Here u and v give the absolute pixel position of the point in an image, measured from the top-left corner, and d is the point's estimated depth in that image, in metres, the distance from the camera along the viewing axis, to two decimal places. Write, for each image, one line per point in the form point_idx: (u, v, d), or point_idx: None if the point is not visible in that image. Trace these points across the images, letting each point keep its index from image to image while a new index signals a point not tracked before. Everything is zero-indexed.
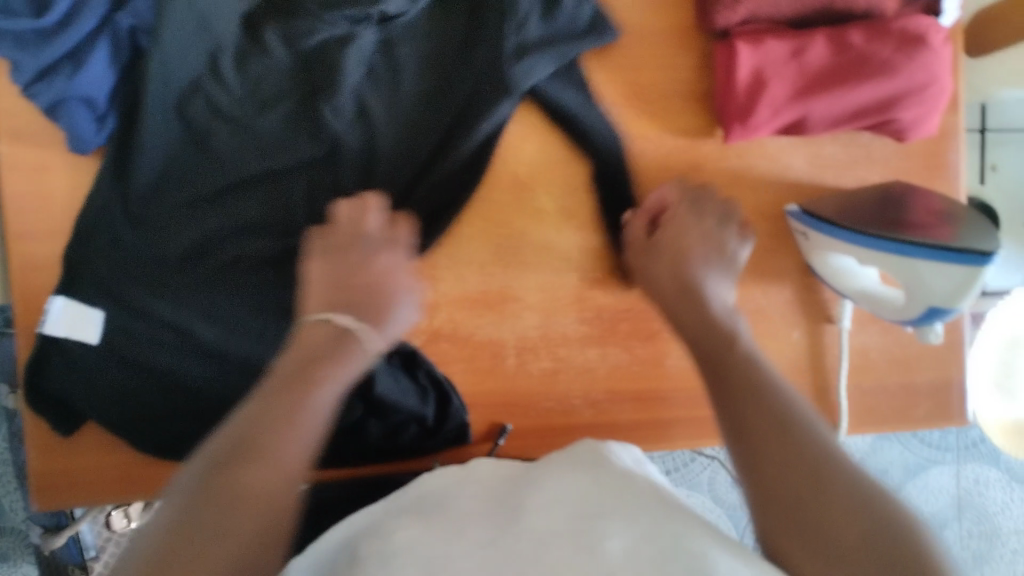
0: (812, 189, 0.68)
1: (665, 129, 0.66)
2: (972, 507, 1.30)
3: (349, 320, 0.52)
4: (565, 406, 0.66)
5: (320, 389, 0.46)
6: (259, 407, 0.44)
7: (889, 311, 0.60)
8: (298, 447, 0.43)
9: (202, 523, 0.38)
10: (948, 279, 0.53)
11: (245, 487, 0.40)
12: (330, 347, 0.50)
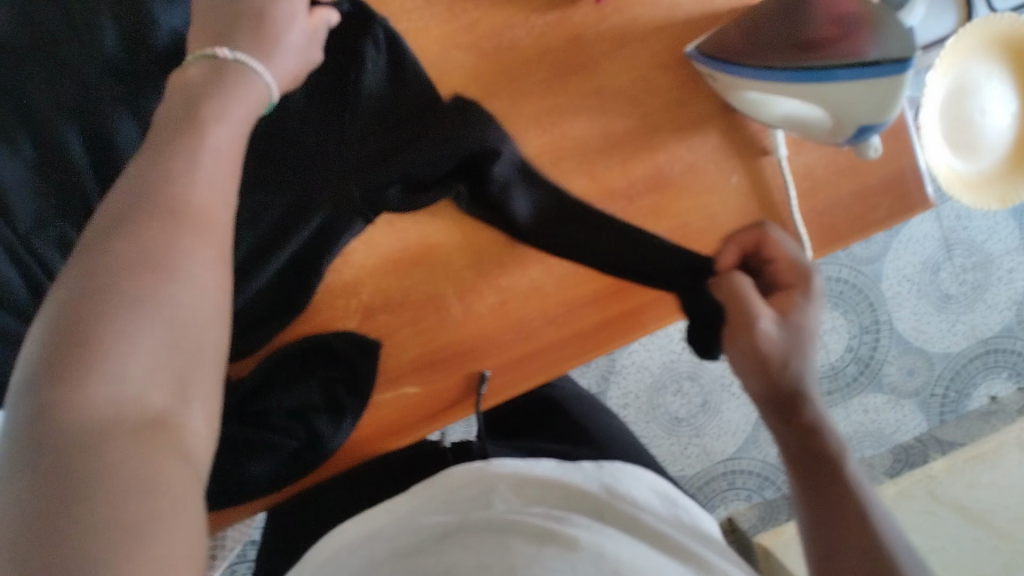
0: (708, 19, 0.61)
1: (532, 9, 0.59)
2: (963, 242, 1.31)
3: (229, 53, 0.46)
4: (528, 332, 0.61)
5: (221, 122, 0.42)
6: (151, 158, 0.40)
7: (822, 136, 0.56)
8: (206, 219, 0.39)
9: (107, 291, 0.33)
10: (872, 98, 0.50)
11: (138, 253, 0.35)
12: (180, 127, 0.42)
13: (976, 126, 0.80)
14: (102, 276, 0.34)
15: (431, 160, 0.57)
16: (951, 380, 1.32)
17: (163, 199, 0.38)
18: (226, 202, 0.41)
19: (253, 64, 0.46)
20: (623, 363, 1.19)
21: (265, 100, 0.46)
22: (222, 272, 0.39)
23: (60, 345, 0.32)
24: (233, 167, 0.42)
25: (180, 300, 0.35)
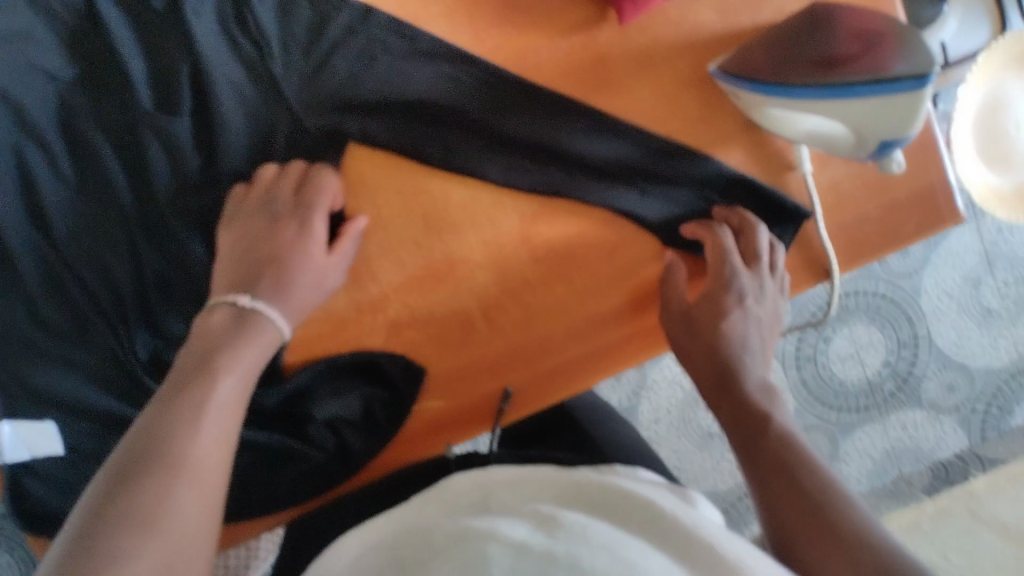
0: (732, 37, 0.61)
1: (555, 31, 0.60)
2: (1004, 256, 1.29)
3: (249, 301, 0.51)
4: (553, 348, 0.62)
5: (228, 375, 0.47)
6: (150, 421, 0.44)
7: (847, 152, 0.56)
8: (208, 474, 0.43)
9: (95, 542, 0.37)
10: (894, 115, 0.51)
11: (139, 510, 0.39)
12: (222, 354, 0.48)
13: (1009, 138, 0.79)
14: (106, 507, 0.39)
15: (523, 165, 0.61)
16: (992, 398, 1.29)
17: (162, 455, 0.42)
18: (222, 448, 0.45)
19: (267, 311, 0.51)
20: (653, 377, 1.19)
21: (278, 336, 0.52)
22: (213, 505, 0.43)
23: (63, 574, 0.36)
24: (238, 412, 0.47)
25: (163, 545, 0.39)
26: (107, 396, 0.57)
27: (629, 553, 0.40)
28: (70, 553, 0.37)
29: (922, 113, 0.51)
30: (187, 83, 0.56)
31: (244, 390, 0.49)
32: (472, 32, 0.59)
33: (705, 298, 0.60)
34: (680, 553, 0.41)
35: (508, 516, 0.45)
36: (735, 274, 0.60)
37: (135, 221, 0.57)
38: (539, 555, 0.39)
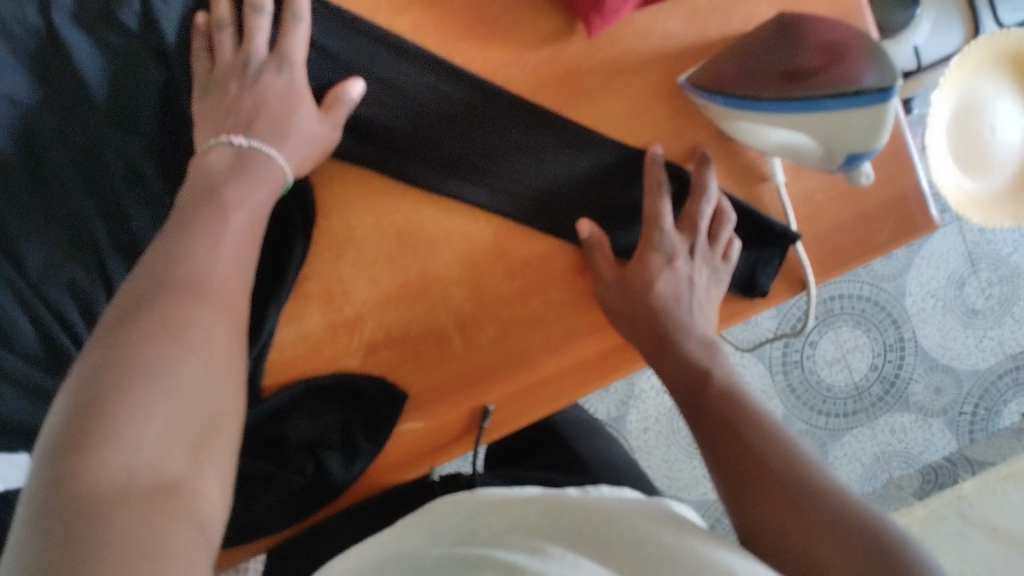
0: (701, 49, 0.61)
1: (524, 46, 0.60)
2: (987, 255, 1.29)
3: (245, 138, 0.53)
4: (531, 364, 0.62)
5: (238, 209, 0.49)
6: (166, 246, 0.45)
7: (818, 161, 0.56)
8: (222, 296, 0.44)
9: (124, 362, 0.37)
10: (863, 125, 0.51)
11: (162, 329, 0.40)
12: (229, 174, 0.51)
13: (986, 143, 0.80)
14: (126, 325, 0.40)
15: (502, 189, 0.60)
16: (979, 398, 1.29)
17: (178, 279, 0.43)
18: (236, 274, 0.46)
19: (266, 148, 0.53)
20: (641, 387, 1.19)
21: (283, 173, 0.53)
22: (235, 342, 0.44)
23: (91, 399, 0.36)
24: (249, 247, 0.49)
25: (190, 367, 0.39)
26: None
27: (613, 572, 0.40)
28: (94, 377, 0.37)
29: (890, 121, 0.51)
30: (156, 104, 0.56)
31: (253, 227, 0.50)
32: (440, 49, 0.59)
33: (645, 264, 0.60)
34: (670, 569, 0.41)
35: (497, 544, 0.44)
36: (664, 232, 0.60)
37: (105, 243, 0.56)
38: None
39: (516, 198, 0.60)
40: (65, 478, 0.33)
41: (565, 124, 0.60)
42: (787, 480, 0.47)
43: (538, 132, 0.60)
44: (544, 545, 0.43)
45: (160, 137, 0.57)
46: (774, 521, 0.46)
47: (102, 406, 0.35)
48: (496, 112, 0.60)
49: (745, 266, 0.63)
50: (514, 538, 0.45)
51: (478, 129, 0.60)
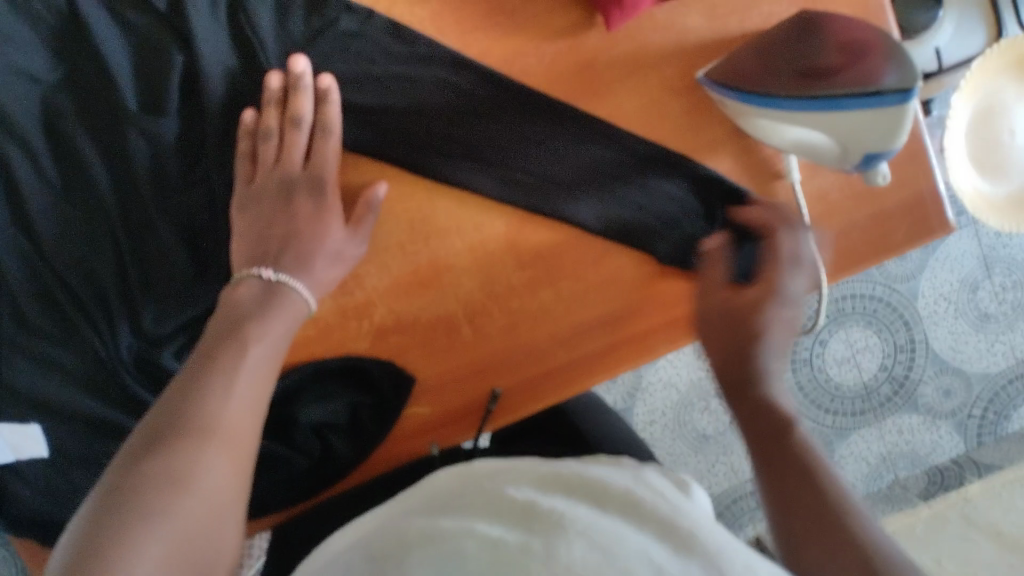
0: (721, 45, 0.61)
1: (542, 38, 0.59)
2: (1002, 260, 1.28)
3: (274, 272, 0.54)
4: (539, 354, 0.62)
5: (259, 342, 0.51)
6: (186, 383, 0.47)
7: (830, 159, 0.56)
8: (242, 434, 0.47)
9: (119, 512, 0.40)
10: (881, 126, 0.51)
11: (164, 478, 0.42)
12: (257, 305, 0.53)
13: (1004, 148, 0.79)
14: (129, 472, 0.42)
15: (512, 177, 0.60)
16: (989, 402, 1.29)
17: (195, 424, 0.45)
18: (252, 416, 0.48)
19: (294, 281, 0.54)
20: (649, 380, 1.19)
21: (305, 309, 0.54)
22: (239, 481, 0.46)
23: (88, 547, 0.38)
24: (269, 377, 0.51)
25: (188, 507, 0.42)
26: (92, 398, 0.57)
27: (612, 539, 0.43)
28: (93, 523, 0.39)
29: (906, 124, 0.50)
30: (176, 83, 0.55)
31: (275, 360, 0.52)
32: (457, 38, 0.59)
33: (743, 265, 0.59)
34: (665, 534, 0.44)
35: (484, 515, 0.47)
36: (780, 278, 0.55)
37: (119, 221, 0.56)
38: (514, 561, 0.41)
39: (527, 189, 0.61)
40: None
41: (578, 117, 0.60)
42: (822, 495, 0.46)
43: (551, 122, 0.60)
44: (547, 502, 0.47)
45: (180, 115, 0.56)
46: (793, 520, 0.46)
47: (91, 560, 0.38)
48: (510, 103, 0.60)
49: None
50: (514, 495, 0.48)
51: (490, 116, 0.60)
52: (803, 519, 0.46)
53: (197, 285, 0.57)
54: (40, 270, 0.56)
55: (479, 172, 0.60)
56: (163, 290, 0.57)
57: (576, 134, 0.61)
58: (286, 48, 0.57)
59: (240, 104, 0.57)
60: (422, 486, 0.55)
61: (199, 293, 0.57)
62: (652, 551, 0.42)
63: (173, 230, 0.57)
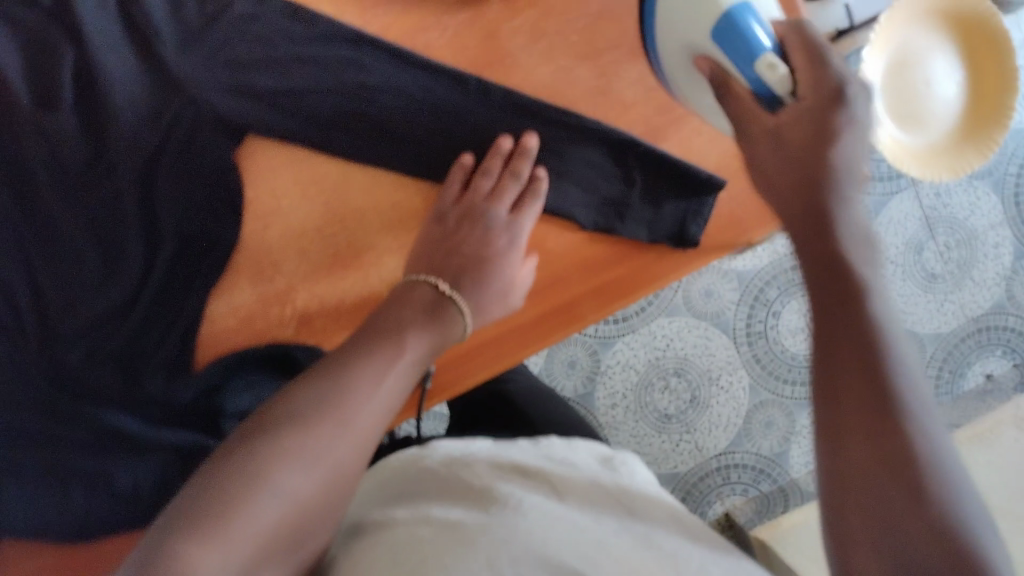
0: (623, 9, 0.61)
1: (444, 9, 0.59)
2: (943, 220, 1.30)
3: (448, 286, 0.55)
4: (467, 331, 0.62)
5: (412, 347, 0.50)
6: (336, 372, 0.47)
7: (729, 95, 0.48)
8: (368, 438, 0.46)
9: (267, 445, 0.42)
10: (740, 22, 0.47)
11: (298, 449, 0.43)
12: (422, 313, 0.52)
13: (922, 100, 0.80)
14: (261, 438, 0.43)
15: (420, 156, 0.59)
16: (943, 361, 1.30)
17: (337, 410, 0.45)
18: (387, 413, 0.48)
19: (462, 300, 0.55)
20: (608, 363, 1.20)
21: (461, 326, 0.54)
22: (360, 472, 0.45)
23: (215, 488, 0.40)
24: (409, 384, 0.50)
25: (304, 483, 0.42)
26: (8, 405, 0.56)
27: (563, 529, 0.44)
28: (221, 471, 0.41)
29: (756, 13, 0.48)
30: (70, 78, 0.55)
31: (426, 368, 0.52)
32: (358, 16, 0.59)
33: (770, 126, 0.45)
34: (623, 524, 0.46)
35: (451, 497, 0.49)
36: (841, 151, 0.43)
37: (24, 224, 0.55)
38: (468, 536, 0.43)
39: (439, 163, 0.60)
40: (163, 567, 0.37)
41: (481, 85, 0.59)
42: (878, 402, 0.34)
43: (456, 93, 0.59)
44: (501, 485, 0.49)
45: (77, 111, 0.55)
46: (839, 492, 0.34)
47: (223, 482, 0.41)
48: (413, 77, 0.59)
49: (673, 217, 0.62)
50: (467, 478, 0.50)
51: (395, 95, 0.59)
52: (861, 477, 0.34)
53: (110, 285, 0.56)
54: None
55: (387, 149, 0.59)
56: (77, 293, 0.56)
57: (485, 106, 0.60)
58: (179, 37, 0.56)
59: (140, 95, 0.56)
60: (380, 476, 0.57)
61: (112, 292, 0.56)
62: (607, 537, 0.44)
63: (80, 231, 0.56)
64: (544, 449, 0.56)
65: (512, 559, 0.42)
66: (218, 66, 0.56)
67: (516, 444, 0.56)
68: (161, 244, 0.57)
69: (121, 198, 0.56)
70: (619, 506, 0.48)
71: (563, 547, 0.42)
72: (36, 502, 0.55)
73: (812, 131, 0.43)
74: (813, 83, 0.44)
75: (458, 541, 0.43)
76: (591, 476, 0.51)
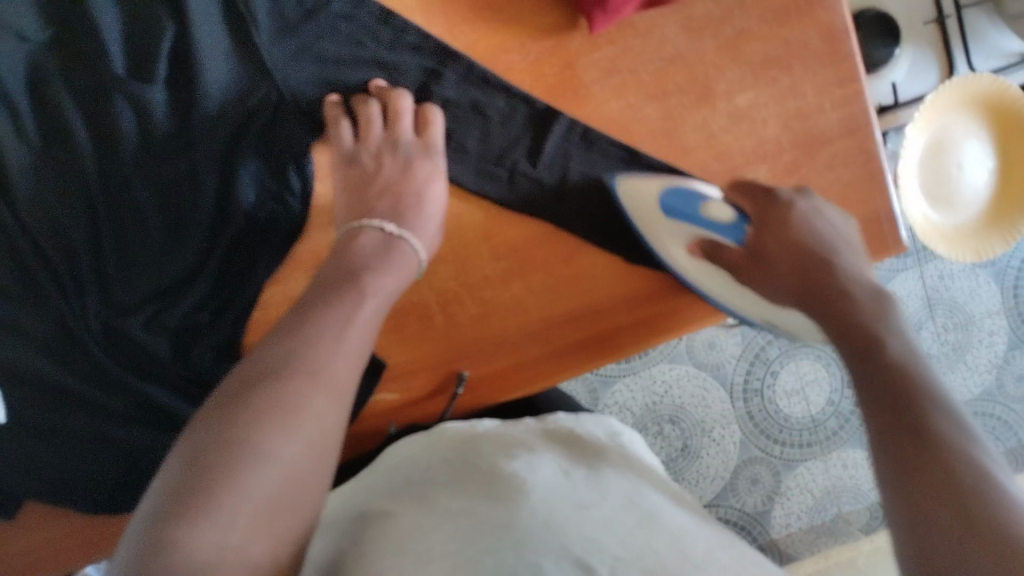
0: (697, 56, 0.63)
1: (527, 35, 0.61)
2: (944, 302, 1.33)
3: (396, 227, 0.55)
4: (509, 349, 0.63)
5: (372, 295, 0.50)
6: (298, 329, 0.46)
7: (727, 256, 0.57)
8: (340, 385, 0.45)
9: (240, 412, 0.41)
10: (673, 199, 0.59)
11: (276, 412, 0.41)
12: (379, 255, 0.53)
13: (954, 181, 0.84)
14: (244, 398, 0.41)
15: (485, 176, 0.62)
16: None
17: (304, 365, 0.44)
18: (357, 365, 0.47)
19: (410, 238, 0.55)
20: (605, 403, 1.20)
21: (417, 261, 0.55)
22: (342, 426, 0.45)
23: (206, 462, 0.38)
24: (371, 334, 0.49)
25: (292, 447, 0.41)
26: (60, 369, 0.56)
27: (574, 511, 0.45)
28: (211, 439, 0.40)
29: (694, 187, 0.59)
30: (166, 53, 0.56)
31: (384, 313, 0.51)
32: (444, 30, 0.60)
33: (757, 270, 0.55)
34: (628, 508, 0.46)
35: (467, 478, 0.50)
36: (799, 214, 0.54)
37: (96, 187, 0.56)
38: (477, 522, 0.44)
39: (501, 184, 0.62)
40: (164, 551, 0.35)
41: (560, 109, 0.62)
42: (926, 437, 0.37)
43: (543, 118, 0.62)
44: (508, 466, 0.50)
45: (166, 86, 0.57)
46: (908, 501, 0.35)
47: (206, 457, 0.39)
48: (490, 98, 0.62)
49: None
50: (476, 463, 0.51)
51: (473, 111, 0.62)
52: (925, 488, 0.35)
53: (173, 256, 0.57)
54: (10, 234, 0.55)
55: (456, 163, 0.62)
56: (139, 261, 0.57)
57: (552, 133, 0.62)
58: (274, 26, 0.58)
59: (233, 76, 0.57)
60: (382, 466, 0.57)
61: (176, 263, 0.57)
62: (613, 518, 0.45)
63: (150, 195, 0.57)
64: (548, 427, 0.57)
65: (518, 543, 0.42)
66: (309, 61, 0.59)
67: (520, 423, 0.58)
68: (228, 225, 0.57)
69: (198, 174, 0.57)
70: (626, 491, 0.49)
71: (567, 528, 0.43)
72: (70, 458, 0.57)
73: (771, 230, 0.54)
74: (750, 204, 0.57)
75: (476, 526, 0.44)
76: (597, 460, 0.53)
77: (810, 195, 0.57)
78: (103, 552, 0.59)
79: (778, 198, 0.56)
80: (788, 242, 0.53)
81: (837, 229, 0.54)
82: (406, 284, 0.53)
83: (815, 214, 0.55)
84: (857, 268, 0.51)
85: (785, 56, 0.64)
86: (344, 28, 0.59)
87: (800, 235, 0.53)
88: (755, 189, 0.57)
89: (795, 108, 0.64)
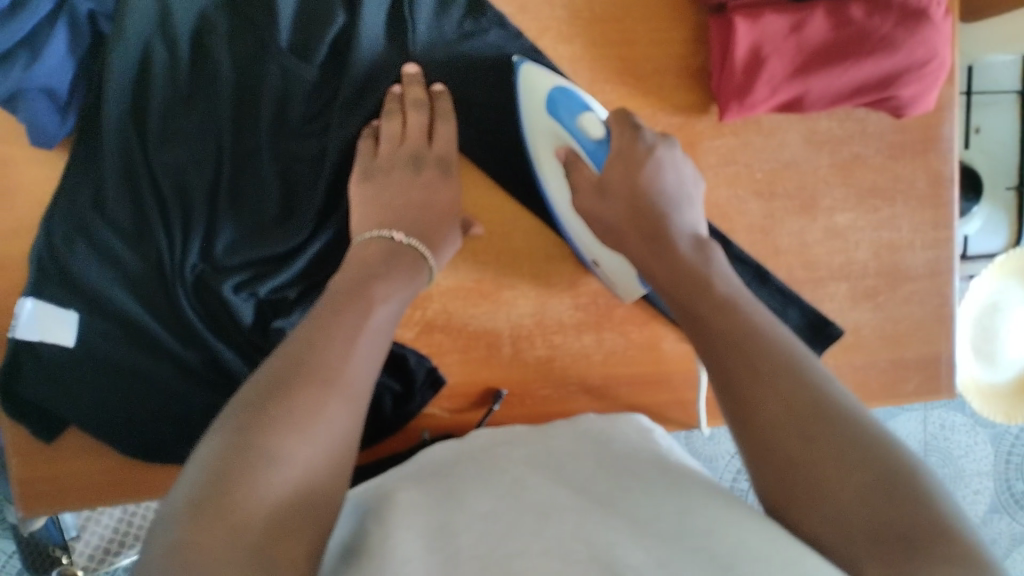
0: (811, 168, 0.65)
1: (659, 107, 0.63)
2: (937, 451, 1.34)
3: (405, 236, 0.56)
4: (565, 396, 0.64)
5: (384, 302, 0.51)
6: (313, 336, 0.46)
7: (578, 175, 0.56)
8: (352, 392, 0.45)
9: (256, 418, 0.41)
10: (557, 99, 0.56)
11: (292, 417, 0.41)
12: (385, 259, 0.54)
13: None
14: (260, 409, 0.41)
15: None
16: None
17: (319, 372, 0.44)
18: (370, 376, 0.47)
19: (422, 248, 0.56)
20: None
21: (423, 270, 0.56)
22: (352, 436, 0.45)
23: (225, 470, 0.38)
24: (382, 344, 0.50)
25: (306, 454, 0.41)
26: (142, 308, 0.57)
27: (596, 523, 0.43)
28: (230, 448, 0.39)
29: (583, 95, 0.57)
30: (330, 40, 0.58)
31: (394, 319, 0.52)
32: (586, 84, 0.62)
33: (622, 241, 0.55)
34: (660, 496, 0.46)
35: (489, 482, 0.50)
36: (658, 163, 0.55)
37: (228, 146, 0.57)
38: (504, 526, 0.43)
39: None
40: (181, 548, 0.35)
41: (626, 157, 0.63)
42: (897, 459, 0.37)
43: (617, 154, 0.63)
44: (529, 480, 0.49)
45: (320, 69, 0.59)
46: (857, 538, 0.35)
47: (227, 463, 0.38)
48: None
49: None
50: (502, 471, 0.51)
51: None
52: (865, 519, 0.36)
53: (275, 229, 0.58)
54: (133, 172, 0.56)
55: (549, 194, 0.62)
56: (243, 225, 0.58)
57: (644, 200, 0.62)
58: (427, 38, 0.60)
59: (381, 75, 0.59)
60: (418, 463, 0.57)
61: (274, 234, 0.58)
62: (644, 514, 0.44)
63: (272, 166, 0.58)
64: (581, 431, 0.57)
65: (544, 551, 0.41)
66: (451, 82, 0.61)
67: (550, 434, 0.58)
68: (335, 215, 0.60)
69: (324, 158, 0.59)
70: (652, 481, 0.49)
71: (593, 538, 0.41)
72: (121, 399, 0.57)
73: (624, 171, 0.54)
74: (619, 139, 0.55)
75: (507, 533, 0.42)
76: (617, 461, 0.51)
77: (673, 145, 0.57)
78: (127, 497, 0.60)
79: (642, 141, 0.55)
80: (739, 325, 0.44)
81: (683, 184, 0.55)
82: (412, 295, 0.54)
83: (674, 165, 0.55)
84: (688, 224, 0.53)
85: (889, 188, 0.66)
86: (490, 54, 0.61)
87: (657, 191, 0.54)
88: (628, 123, 0.55)
89: (888, 239, 0.67)
